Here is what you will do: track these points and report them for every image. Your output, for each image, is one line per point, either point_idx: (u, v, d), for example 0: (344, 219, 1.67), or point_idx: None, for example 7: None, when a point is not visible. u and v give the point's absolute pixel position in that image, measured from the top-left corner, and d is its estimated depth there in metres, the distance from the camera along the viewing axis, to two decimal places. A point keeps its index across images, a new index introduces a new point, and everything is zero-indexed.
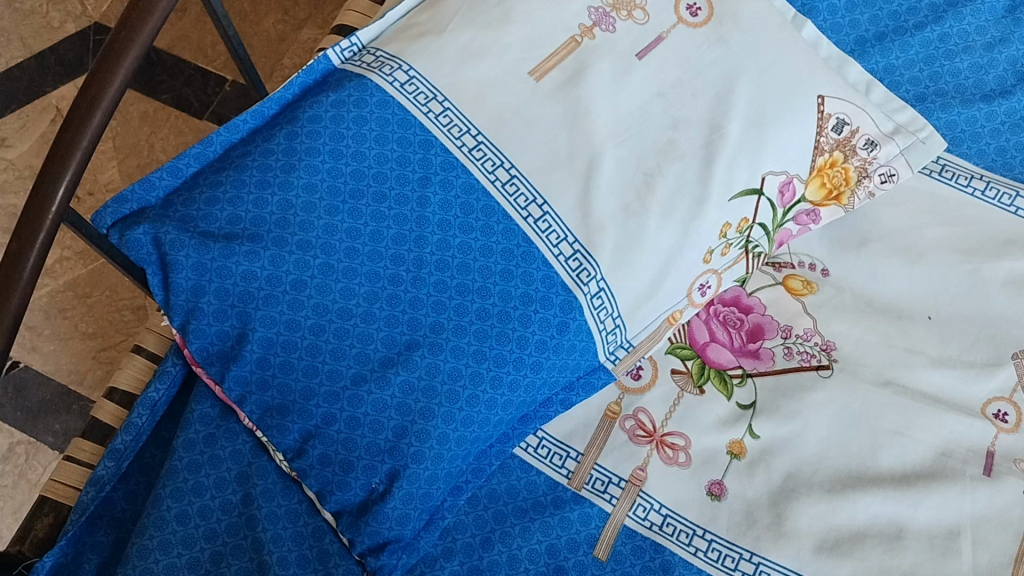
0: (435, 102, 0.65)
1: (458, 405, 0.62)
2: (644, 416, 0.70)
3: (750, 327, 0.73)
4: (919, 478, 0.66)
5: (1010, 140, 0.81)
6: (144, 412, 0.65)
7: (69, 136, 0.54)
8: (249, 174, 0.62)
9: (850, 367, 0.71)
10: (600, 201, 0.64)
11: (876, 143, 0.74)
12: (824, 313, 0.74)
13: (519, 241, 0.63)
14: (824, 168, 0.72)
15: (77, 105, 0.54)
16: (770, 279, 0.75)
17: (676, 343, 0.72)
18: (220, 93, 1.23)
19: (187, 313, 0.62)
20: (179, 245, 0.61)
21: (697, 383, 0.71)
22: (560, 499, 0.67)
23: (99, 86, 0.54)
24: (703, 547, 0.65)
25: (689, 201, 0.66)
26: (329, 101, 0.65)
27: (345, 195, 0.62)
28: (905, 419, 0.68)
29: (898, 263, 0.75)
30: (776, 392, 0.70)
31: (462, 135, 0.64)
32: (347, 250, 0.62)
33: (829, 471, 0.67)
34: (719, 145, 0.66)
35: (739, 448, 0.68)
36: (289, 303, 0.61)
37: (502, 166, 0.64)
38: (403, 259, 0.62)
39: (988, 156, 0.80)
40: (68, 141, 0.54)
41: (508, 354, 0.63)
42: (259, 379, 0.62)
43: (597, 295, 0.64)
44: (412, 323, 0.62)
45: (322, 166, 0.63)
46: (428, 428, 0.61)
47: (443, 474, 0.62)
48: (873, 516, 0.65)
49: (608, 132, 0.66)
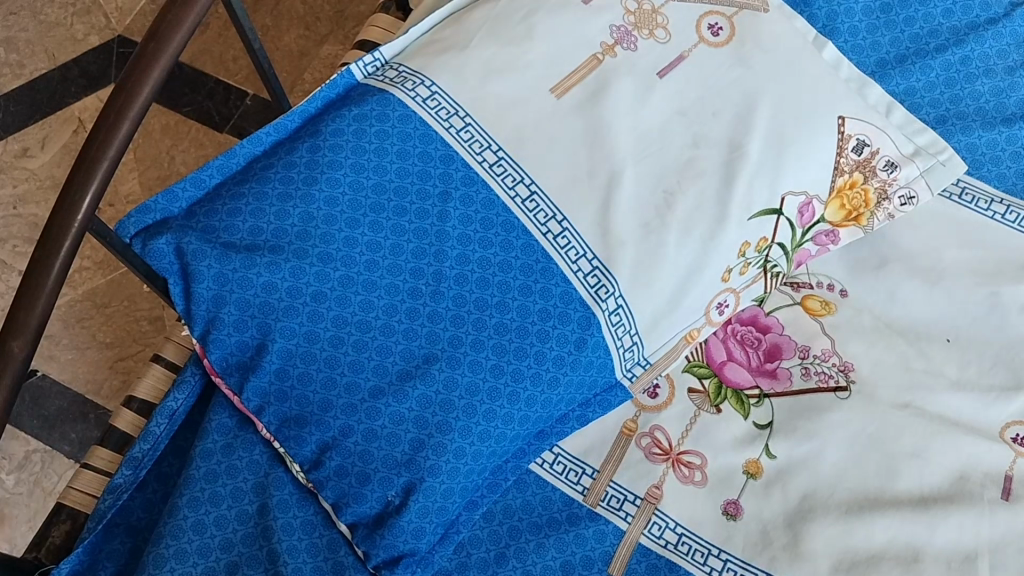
0: (456, 117, 0.65)
1: (475, 419, 0.62)
2: (660, 434, 0.69)
3: (767, 347, 0.73)
4: (936, 501, 0.66)
5: None
6: (163, 421, 0.65)
7: (96, 147, 0.54)
8: (272, 186, 0.63)
9: (868, 389, 0.70)
10: (619, 218, 0.65)
11: (895, 165, 0.74)
12: (842, 333, 0.73)
13: (538, 256, 0.64)
14: (844, 189, 0.72)
15: (105, 115, 0.55)
16: (788, 299, 0.75)
17: (693, 361, 0.72)
18: (241, 107, 1.24)
19: (207, 323, 0.62)
20: (200, 255, 0.61)
21: (714, 402, 0.70)
22: (575, 515, 0.66)
23: (127, 95, 0.55)
24: (718, 567, 0.65)
25: (708, 221, 0.66)
26: (352, 115, 0.65)
27: (366, 209, 0.63)
28: (923, 441, 0.68)
29: (917, 285, 0.75)
30: (794, 412, 0.70)
31: (484, 150, 0.65)
32: (366, 263, 0.62)
33: (846, 493, 0.66)
34: (739, 165, 0.67)
35: (755, 468, 0.68)
36: (308, 315, 0.61)
37: (522, 181, 0.65)
38: (422, 272, 0.62)
39: (1008, 180, 0.80)
40: (96, 149, 0.54)
41: (526, 369, 0.63)
42: (278, 390, 0.62)
43: (615, 311, 0.64)
44: (430, 337, 0.62)
45: (343, 179, 0.63)
46: (444, 442, 0.61)
47: (459, 488, 0.62)
48: (891, 539, 0.65)
49: (628, 149, 0.66)
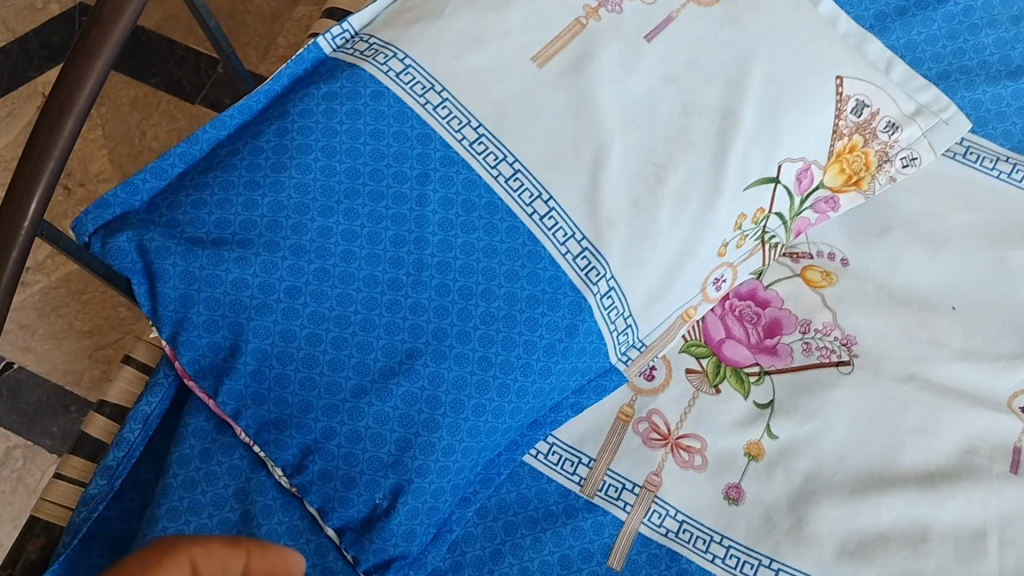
0: (432, 92, 0.62)
1: (463, 414, 0.59)
2: (658, 418, 0.66)
3: (767, 322, 0.69)
4: (941, 478, 0.64)
5: None
6: (137, 426, 0.62)
7: (40, 145, 0.49)
8: (238, 174, 0.59)
9: (871, 363, 0.67)
10: (609, 195, 0.61)
11: (897, 126, 0.70)
12: (844, 306, 0.69)
13: (524, 240, 0.60)
14: (844, 153, 0.68)
15: (47, 110, 0.50)
16: (788, 271, 0.71)
17: (690, 341, 0.69)
18: (213, 75, 1.19)
19: (176, 325, 0.59)
20: (165, 253, 0.58)
21: (713, 382, 0.67)
22: (572, 507, 0.64)
23: (69, 89, 0.50)
24: (721, 554, 0.63)
25: (701, 196, 0.63)
26: (320, 94, 0.61)
27: (340, 195, 0.60)
28: (929, 415, 0.66)
29: (921, 252, 0.71)
30: (795, 390, 0.67)
31: (463, 127, 0.61)
32: (343, 253, 0.59)
33: (850, 472, 0.64)
34: (732, 133, 0.63)
35: (756, 449, 0.65)
36: (282, 313, 0.58)
37: (505, 159, 0.61)
38: (402, 262, 0.59)
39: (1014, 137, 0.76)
40: (40, 148, 0.49)
41: (515, 359, 0.60)
42: (254, 393, 0.59)
43: (607, 294, 0.61)
44: (413, 330, 0.59)
45: (314, 164, 0.60)
46: (433, 440, 0.58)
47: (450, 486, 0.59)
48: (897, 518, 0.63)
49: (616, 122, 0.63)
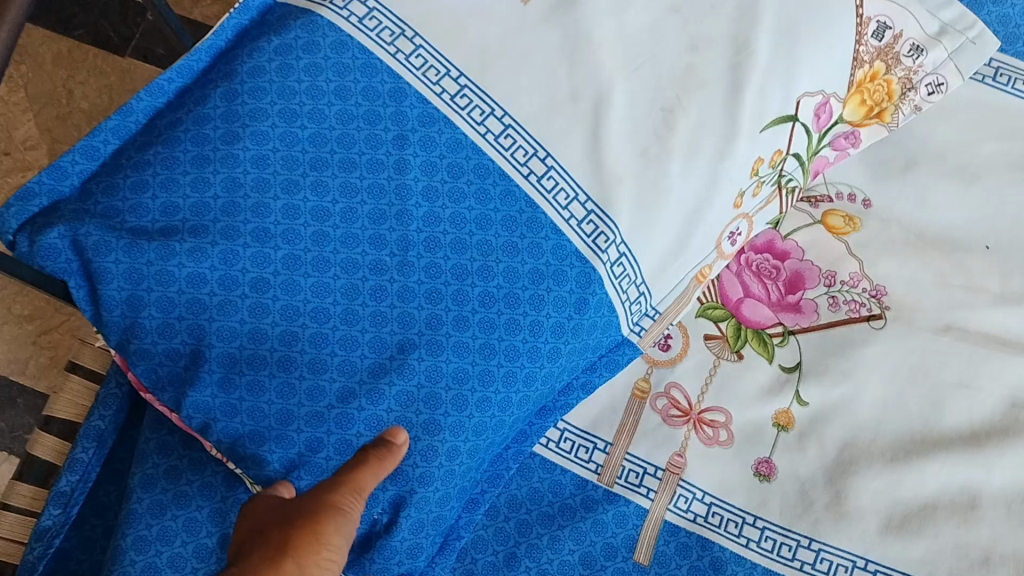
0: (403, 38, 0.53)
1: (467, 412, 0.52)
2: (677, 393, 0.60)
3: (788, 276, 0.63)
4: (987, 437, 0.58)
5: None
6: (91, 444, 0.55)
7: None
8: (183, 149, 0.51)
9: (905, 315, 0.61)
10: (613, 147, 0.53)
11: (920, 49, 0.62)
12: (871, 253, 0.63)
13: (521, 206, 0.53)
14: (864, 83, 0.61)
15: None
16: (807, 218, 0.65)
17: (706, 304, 0.62)
18: (142, 23, 1.08)
19: (125, 331, 0.50)
20: (104, 249, 0.49)
21: (734, 348, 0.61)
22: (590, 499, 0.58)
23: None
24: (756, 537, 0.57)
25: (716, 144, 0.55)
26: (272, 48, 0.53)
27: (305, 167, 0.51)
28: (969, 368, 0.60)
29: (951, 187, 0.65)
30: (824, 350, 0.60)
31: (441, 79, 0.53)
32: (314, 235, 0.51)
33: (890, 437, 0.59)
34: (748, 69, 0.55)
35: (786, 419, 0.59)
36: (249, 310, 0.50)
37: (492, 114, 0.53)
38: (385, 241, 0.51)
39: None
40: None
41: (521, 344, 0.52)
42: (223, 405, 0.50)
43: (618, 261, 0.54)
44: (403, 320, 0.51)
45: (273, 132, 0.51)
46: (435, 444, 0.51)
47: (456, 491, 0.53)
48: (943, 484, 0.57)
49: (616, 61, 0.54)
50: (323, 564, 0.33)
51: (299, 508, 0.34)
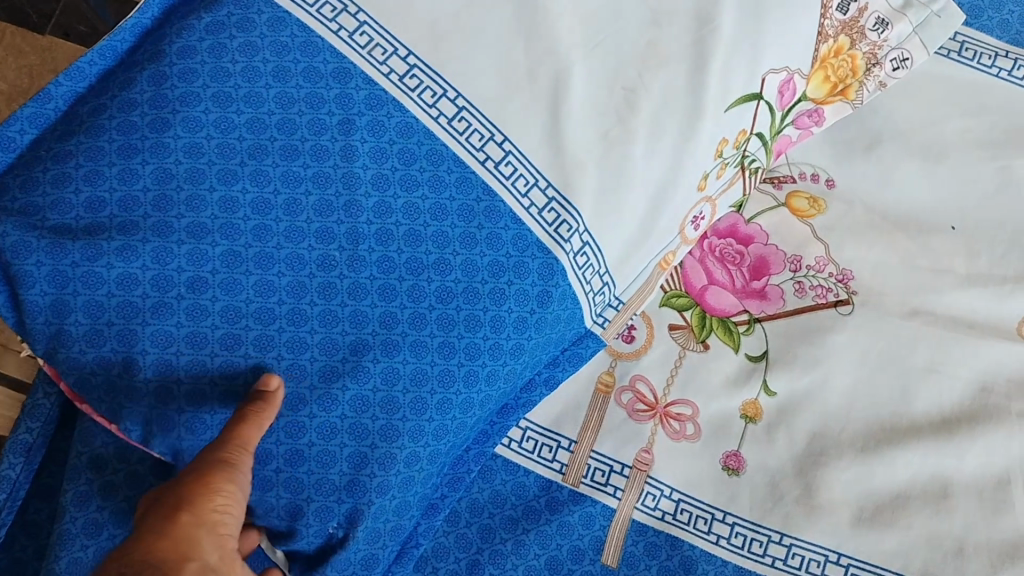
0: (346, 14, 0.50)
1: (426, 416, 0.48)
2: (642, 386, 0.58)
3: (752, 262, 0.61)
4: (957, 423, 0.57)
5: None
6: (18, 459, 0.51)
7: None
8: (108, 137, 0.47)
9: (872, 300, 0.60)
10: (573, 129, 0.49)
11: (886, 22, 0.61)
12: (836, 237, 0.62)
13: (479, 194, 0.49)
14: (829, 58, 0.59)
15: None
16: (771, 201, 0.63)
17: (669, 292, 0.60)
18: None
19: (51, 340, 0.46)
20: (23, 248, 0.45)
21: (700, 338, 0.59)
22: (556, 501, 0.55)
23: None
24: (726, 534, 0.55)
25: (682, 122, 0.51)
26: (203, 26, 0.49)
27: (243, 156, 0.47)
28: (939, 352, 0.58)
29: (917, 166, 0.64)
30: (791, 338, 0.58)
31: (388, 58, 0.50)
32: (255, 229, 0.46)
33: (860, 426, 0.57)
34: (713, 45, 0.51)
35: (753, 410, 0.57)
36: (186, 313, 0.45)
37: (445, 95, 0.49)
38: (332, 233, 0.47)
39: (1012, 28, 0.67)
40: None
41: (482, 342, 0.49)
42: (160, 417, 0.46)
43: (581, 251, 0.50)
44: (355, 319, 0.47)
45: (205, 118, 0.47)
46: (393, 452, 0.47)
47: (417, 498, 0.50)
48: (915, 473, 0.55)
49: (573, 37, 0.50)
50: (218, 508, 0.41)
51: (189, 471, 0.41)
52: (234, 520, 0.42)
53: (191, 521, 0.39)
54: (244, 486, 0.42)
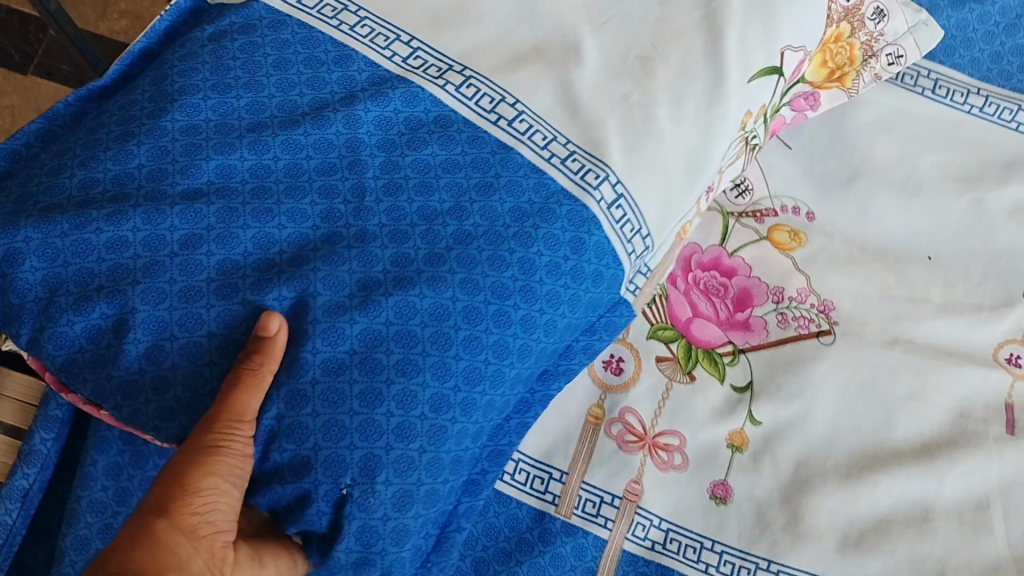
0: (347, 13, 0.53)
1: (451, 352, 0.44)
2: (632, 417, 0.59)
3: (736, 294, 0.62)
4: (937, 449, 0.58)
5: (1007, 44, 0.70)
6: (13, 507, 0.52)
7: None
8: (105, 132, 0.46)
9: (852, 330, 0.61)
10: (586, 93, 0.52)
11: (885, 14, 0.63)
12: (817, 269, 0.63)
13: (492, 149, 0.50)
14: (829, 42, 0.61)
15: None
16: (753, 233, 0.64)
17: (656, 324, 0.61)
18: (45, 39, 1.03)
19: (40, 318, 0.43)
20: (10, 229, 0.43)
21: (686, 369, 0.60)
22: (548, 532, 0.56)
23: None
24: (714, 562, 0.56)
25: (706, 93, 0.52)
26: (206, 36, 0.51)
27: (241, 131, 0.47)
28: (918, 380, 0.60)
29: (893, 199, 0.65)
30: (775, 368, 0.60)
31: (391, 43, 0.53)
32: (255, 190, 0.46)
33: (843, 453, 0.58)
34: (723, 16, 0.53)
35: (740, 439, 0.58)
36: (180, 268, 0.43)
37: (450, 69, 0.52)
38: (336, 189, 0.46)
39: (982, 65, 0.71)
40: None
41: (511, 284, 0.46)
42: (154, 379, 0.42)
43: (616, 203, 0.50)
44: (365, 259, 0.45)
45: (203, 104, 0.47)
46: (411, 389, 0.43)
47: (450, 466, 0.45)
48: (898, 498, 0.57)
49: (580, 17, 0.54)
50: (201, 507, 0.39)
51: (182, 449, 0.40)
52: (223, 520, 0.40)
53: (164, 528, 0.37)
54: (236, 467, 0.40)
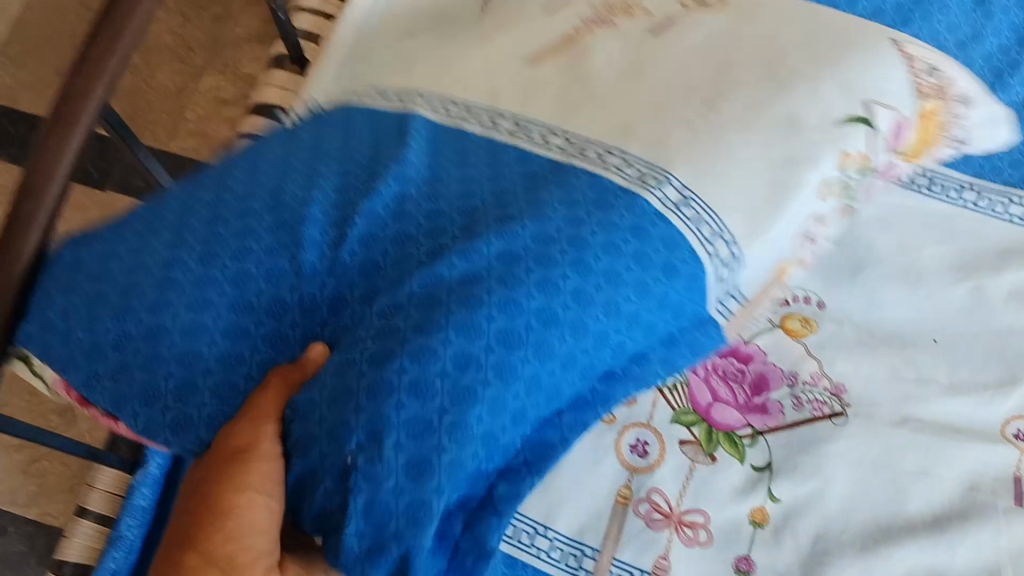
0: (412, 96, 0.60)
1: (496, 322, 0.47)
2: (657, 496, 0.63)
3: (752, 378, 0.67)
4: (948, 521, 0.62)
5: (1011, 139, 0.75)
6: None
7: (44, 165, 0.49)
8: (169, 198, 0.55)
9: (864, 411, 0.66)
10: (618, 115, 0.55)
11: (966, 102, 0.66)
12: (828, 353, 0.68)
13: (547, 168, 0.53)
14: (921, 118, 0.63)
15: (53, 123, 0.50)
16: (767, 322, 0.69)
17: (678, 409, 0.66)
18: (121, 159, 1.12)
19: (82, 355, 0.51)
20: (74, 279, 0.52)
21: (708, 451, 0.65)
22: None
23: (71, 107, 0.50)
24: None
25: (778, 125, 0.55)
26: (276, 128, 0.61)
27: (301, 171, 0.55)
28: (928, 457, 0.64)
29: (897, 289, 0.70)
30: (792, 448, 0.64)
31: (446, 103, 0.59)
32: (299, 199, 0.53)
33: (858, 527, 0.62)
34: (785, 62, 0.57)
35: (761, 515, 0.63)
36: (229, 282, 0.50)
37: (502, 115, 0.57)
38: (409, 214, 0.52)
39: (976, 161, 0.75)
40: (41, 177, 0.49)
41: (560, 264, 0.49)
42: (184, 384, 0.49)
43: (683, 203, 0.52)
44: (405, 259, 0.50)
45: (259, 159, 0.57)
46: (431, 342, 0.46)
47: (503, 428, 0.47)
48: (911, 567, 0.61)
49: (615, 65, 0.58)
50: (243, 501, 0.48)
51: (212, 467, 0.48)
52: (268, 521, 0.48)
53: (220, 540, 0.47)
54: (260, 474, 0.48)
